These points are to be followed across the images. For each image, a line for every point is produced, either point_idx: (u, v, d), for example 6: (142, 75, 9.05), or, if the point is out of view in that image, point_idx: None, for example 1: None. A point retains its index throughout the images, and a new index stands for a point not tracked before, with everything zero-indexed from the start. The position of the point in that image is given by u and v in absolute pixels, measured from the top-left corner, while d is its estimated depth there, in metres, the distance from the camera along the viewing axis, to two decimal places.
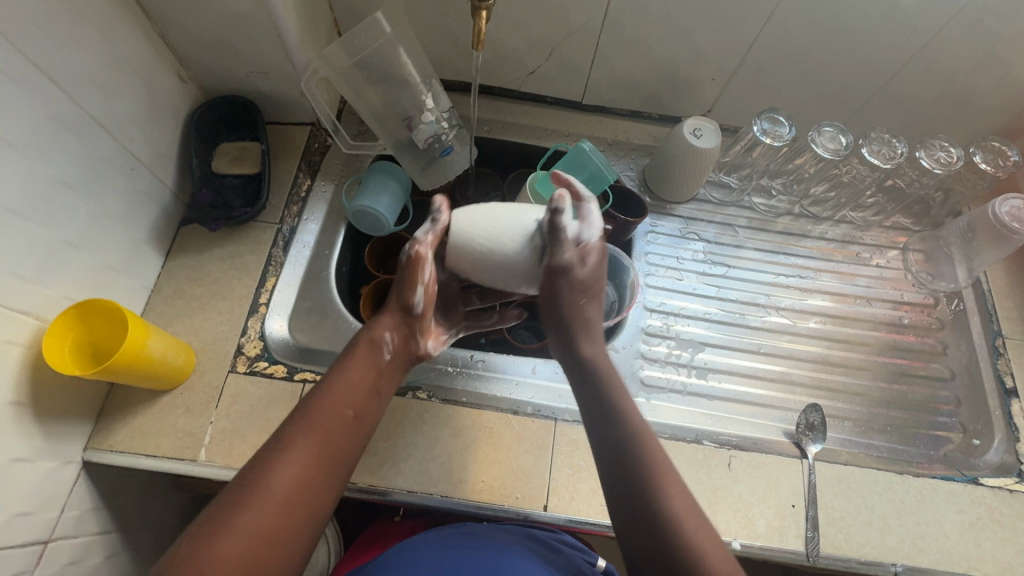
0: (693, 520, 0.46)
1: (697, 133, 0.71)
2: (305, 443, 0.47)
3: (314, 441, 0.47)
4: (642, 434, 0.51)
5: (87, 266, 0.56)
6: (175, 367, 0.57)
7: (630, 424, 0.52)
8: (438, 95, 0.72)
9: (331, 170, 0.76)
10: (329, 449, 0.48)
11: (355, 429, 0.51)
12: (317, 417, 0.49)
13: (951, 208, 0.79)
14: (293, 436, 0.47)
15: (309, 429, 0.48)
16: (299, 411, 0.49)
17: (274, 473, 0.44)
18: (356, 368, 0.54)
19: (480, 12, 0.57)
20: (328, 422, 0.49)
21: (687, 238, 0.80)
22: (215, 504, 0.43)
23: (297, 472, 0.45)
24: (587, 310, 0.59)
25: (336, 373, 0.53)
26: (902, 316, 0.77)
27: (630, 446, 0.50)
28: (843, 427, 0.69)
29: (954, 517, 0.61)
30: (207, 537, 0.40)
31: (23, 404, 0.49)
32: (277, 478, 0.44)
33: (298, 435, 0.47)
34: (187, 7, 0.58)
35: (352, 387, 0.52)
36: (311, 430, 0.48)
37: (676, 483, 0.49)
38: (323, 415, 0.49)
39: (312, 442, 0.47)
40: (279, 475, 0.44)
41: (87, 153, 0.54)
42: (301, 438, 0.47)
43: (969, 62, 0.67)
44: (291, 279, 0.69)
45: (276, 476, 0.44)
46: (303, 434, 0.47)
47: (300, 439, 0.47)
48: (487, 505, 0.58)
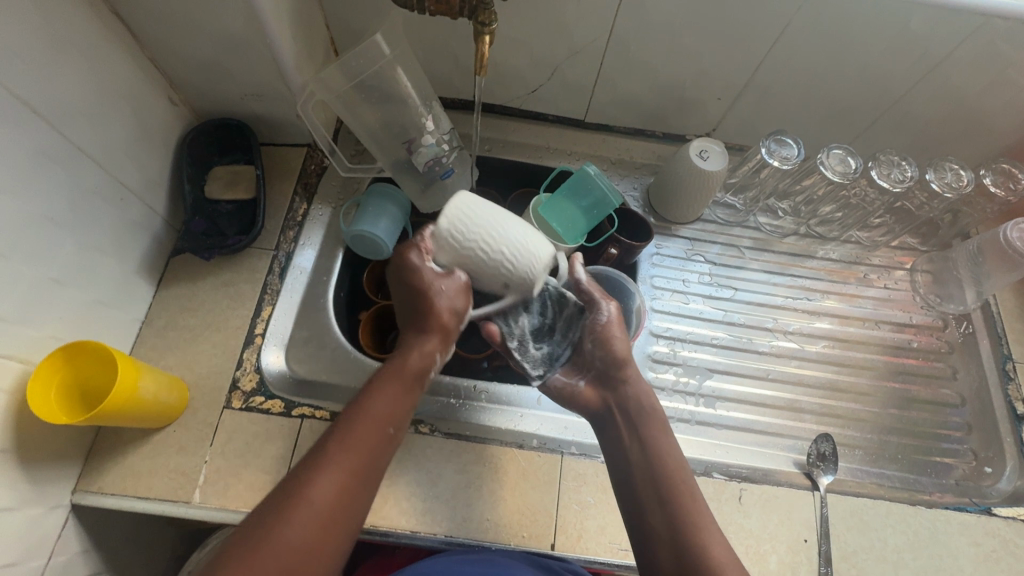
0: (719, 558, 0.49)
1: (704, 155, 0.69)
2: (345, 458, 0.46)
3: (354, 455, 0.47)
4: (676, 501, 0.53)
5: (74, 302, 0.53)
6: (168, 405, 0.55)
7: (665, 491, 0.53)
8: (438, 117, 0.71)
9: (327, 192, 0.74)
10: (369, 464, 0.47)
11: (392, 444, 0.50)
12: (355, 429, 0.48)
13: (959, 229, 0.78)
14: (333, 449, 0.46)
15: (347, 441, 0.47)
16: (339, 421, 0.49)
17: (315, 486, 0.44)
18: (392, 381, 0.52)
19: (483, 37, 0.56)
20: (369, 437, 0.48)
21: (692, 259, 0.78)
22: (261, 514, 0.43)
23: (338, 485, 0.45)
24: (590, 397, 0.61)
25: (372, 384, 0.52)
26: (910, 340, 0.75)
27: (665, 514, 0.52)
28: (853, 456, 0.68)
29: (969, 549, 0.60)
30: (249, 551, 0.40)
31: (8, 452, 0.47)
32: (317, 491, 0.44)
33: (338, 449, 0.47)
34: (177, 30, 0.56)
35: (391, 379, 0.52)
36: (349, 443, 0.47)
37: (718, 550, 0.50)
38: (363, 429, 0.48)
39: (354, 457, 0.47)
40: (320, 487, 0.44)
41: (74, 185, 0.52)
42: (340, 451, 0.46)
43: (979, 84, 0.66)
44: (287, 307, 0.67)
45: (317, 490, 0.44)
46: (342, 448, 0.47)
47: (343, 451, 0.47)
48: (493, 544, 0.56)
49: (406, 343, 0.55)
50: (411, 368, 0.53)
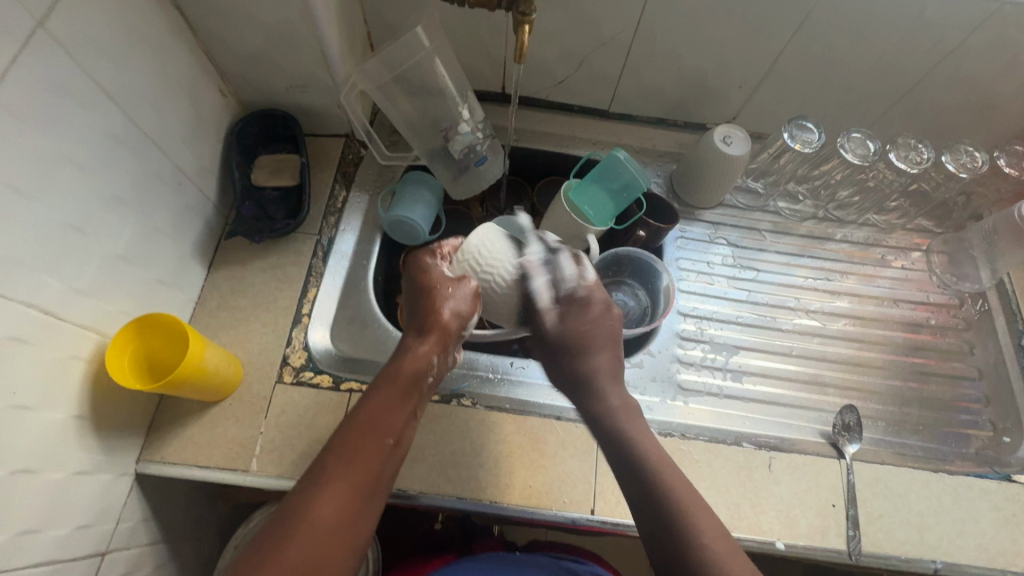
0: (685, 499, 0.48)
1: (727, 141, 0.72)
2: (347, 472, 0.44)
3: (354, 470, 0.44)
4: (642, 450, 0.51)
5: (139, 280, 0.56)
6: (227, 378, 0.58)
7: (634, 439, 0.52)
8: (472, 107, 0.74)
9: (365, 181, 0.77)
10: (370, 479, 0.45)
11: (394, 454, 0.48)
12: (356, 440, 0.46)
13: (973, 211, 0.81)
14: (332, 463, 0.44)
15: (347, 456, 0.45)
16: (338, 433, 0.47)
17: (315, 503, 0.42)
18: (392, 387, 0.50)
19: (523, 26, 0.58)
20: (368, 451, 0.46)
21: (715, 242, 0.81)
22: (262, 536, 0.41)
23: (338, 502, 0.43)
24: None
25: (372, 392, 0.50)
26: (928, 317, 0.78)
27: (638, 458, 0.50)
28: (876, 427, 0.71)
29: (991, 514, 0.62)
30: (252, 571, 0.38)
31: (85, 418, 0.50)
32: (319, 510, 0.42)
33: (338, 463, 0.45)
34: (233, 23, 0.59)
35: (387, 382, 0.51)
36: (349, 456, 0.45)
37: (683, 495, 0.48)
38: (363, 440, 0.46)
39: (355, 472, 0.44)
40: (321, 504, 0.42)
41: (141, 169, 0.55)
42: (341, 467, 0.44)
43: (992, 69, 0.69)
44: (331, 289, 0.70)
45: (318, 510, 0.42)
46: (342, 463, 0.45)
47: (342, 466, 0.44)
48: (535, 509, 0.59)
49: (406, 345, 0.54)
50: (414, 373, 0.52)
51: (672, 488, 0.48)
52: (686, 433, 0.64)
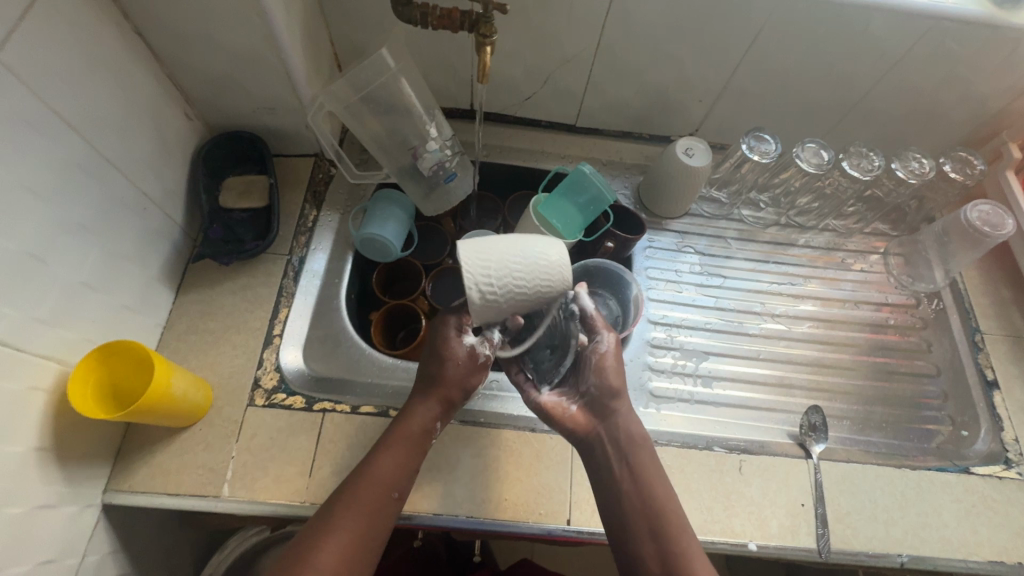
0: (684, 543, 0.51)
1: (689, 153, 0.75)
2: (353, 521, 0.50)
3: (359, 522, 0.50)
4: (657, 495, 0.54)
5: (104, 306, 0.56)
6: (196, 404, 0.58)
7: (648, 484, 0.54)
8: (440, 124, 0.75)
9: (335, 200, 0.78)
10: (372, 532, 0.50)
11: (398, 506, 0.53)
12: (363, 494, 0.51)
13: (925, 214, 0.85)
14: (344, 513, 0.50)
15: (354, 509, 0.50)
16: (349, 483, 0.52)
17: (321, 554, 0.47)
18: (399, 446, 0.55)
19: (484, 48, 0.60)
20: (374, 504, 0.51)
21: (682, 251, 0.83)
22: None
23: (339, 552, 0.48)
24: (578, 419, 0.60)
25: (381, 443, 0.55)
26: (888, 317, 0.81)
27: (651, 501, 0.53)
28: (842, 425, 0.73)
29: (952, 506, 0.64)
30: None
31: (47, 450, 0.49)
32: (320, 560, 0.47)
33: (349, 514, 0.50)
34: (195, 48, 0.60)
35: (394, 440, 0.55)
36: (357, 508, 0.50)
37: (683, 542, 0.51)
38: (368, 495, 0.51)
39: (358, 523, 0.50)
40: (325, 554, 0.48)
41: (104, 196, 0.55)
42: (346, 519, 0.49)
43: (933, 80, 0.73)
44: (302, 308, 0.69)
45: (320, 558, 0.47)
46: (351, 513, 0.50)
47: (349, 518, 0.50)
48: (512, 522, 0.59)
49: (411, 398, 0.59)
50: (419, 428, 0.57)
51: (677, 530, 0.52)
52: (658, 439, 0.65)
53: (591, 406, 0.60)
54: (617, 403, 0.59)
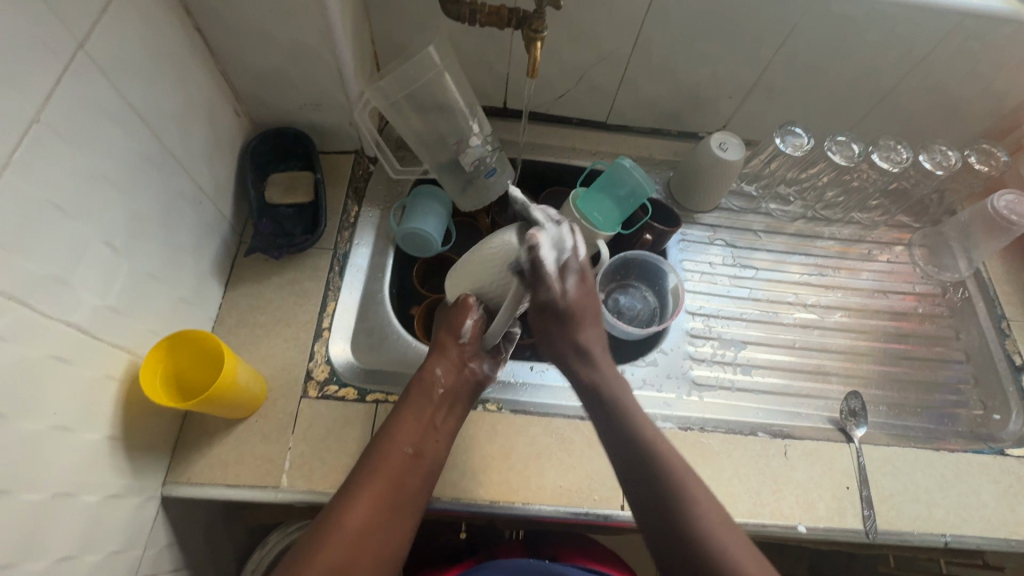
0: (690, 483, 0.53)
1: (723, 147, 0.76)
2: (374, 485, 0.51)
3: (379, 483, 0.52)
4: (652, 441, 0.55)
5: (165, 298, 0.56)
6: (254, 396, 0.58)
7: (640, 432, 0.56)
8: (481, 121, 0.76)
9: (376, 196, 0.78)
10: (394, 493, 0.52)
11: (416, 465, 0.54)
12: (380, 458, 0.53)
13: (947, 207, 0.87)
14: (367, 476, 0.52)
15: (376, 471, 0.52)
16: (370, 450, 0.55)
17: (345, 517, 0.49)
18: (412, 408, 0.57)
19: (535, 43, 0.62)
20: (392, 464, 0.53)
21: (714, 244, 0.85)
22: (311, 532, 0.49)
23: (363, 514, 0.50)
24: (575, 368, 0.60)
25: (396, 412, 0.57)
26: (915, 306, 0.83)
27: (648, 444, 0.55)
28: (878, 411, 0.75)
29: (990, 486, 0.66)
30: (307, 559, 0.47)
31: (117, 439, 0.49)
32: (347, 520, 0.49)
33: (370, 478, 0.52)
34: (251, 43, 0.61)
35: (411, 401, 0.58)
36: (374, 472, 0.52)
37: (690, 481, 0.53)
38: (385, 454, 0.53)
39: (377, 483, 0.52)
40: (349, 518, 0.49)
41: (166, 188, 0.55)
42: (368, 481, 0.51)
43: (959, 75, 0.75)
44: (349, 302, 0.70)
45: (348, 519, 0.49)
46: (370, 477, 0.52)
47: (368, 483, 0.51)
48: (568, 508, 0.60)
49: (423, 367, 0.61)
50: (436, 389, 0.59)
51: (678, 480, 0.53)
52: (704, 426, 0.66)
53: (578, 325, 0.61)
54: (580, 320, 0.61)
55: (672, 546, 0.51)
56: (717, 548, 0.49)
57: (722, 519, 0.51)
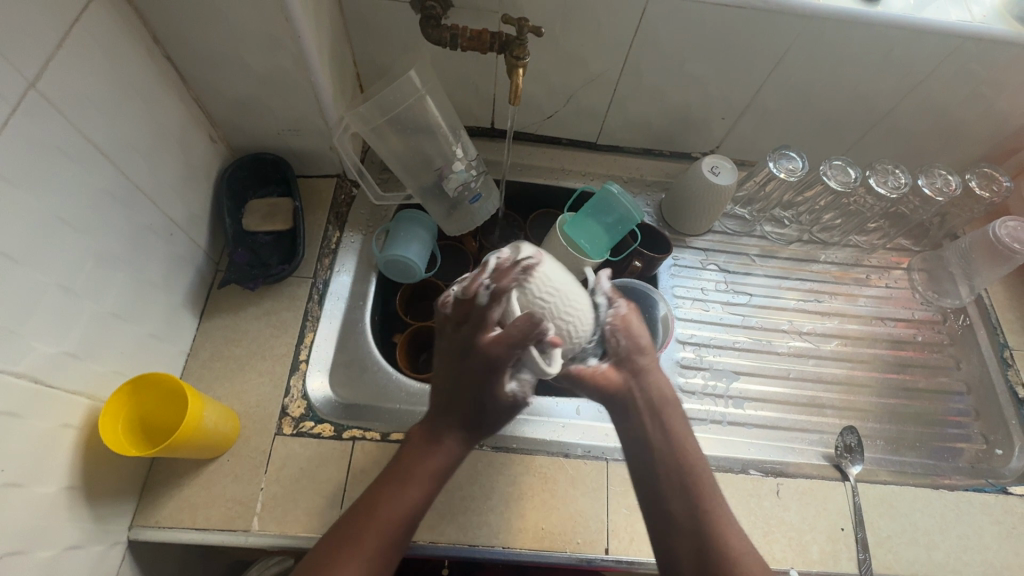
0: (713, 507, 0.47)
1: (715, 171, 0.74)
2: (367, 544, 0.44)
3: (377, 540, 0.44)
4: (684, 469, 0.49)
5: (131, 336, 0.54)
6: (225, 435, 0.56)
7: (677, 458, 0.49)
8: (466, 145, 0.73)
9: (358, 220, 0.77)
10: (393, 548, 0.45)
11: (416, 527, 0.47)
12: (379, 510, 0.45)
13: (948, 230, 0.85)
14: (360, 531, 0.44)
15: (371, 526, 0.44)
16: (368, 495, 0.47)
17: (337, 572, 0.42)
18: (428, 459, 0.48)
19: (517, 69, 0.60)
20: (390, 520, 0.45)
21: (706, 268, 0.83)
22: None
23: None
24: (611, 376, 0.53)
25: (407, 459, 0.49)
26: (914, 334, 0.81)
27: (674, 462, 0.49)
28: (875, 446, 0.72)
29: (992, 527, 0.63)
30: None
31: (76, 487, 0.47)
32: None
33: (364, 532, 0.44)
34: (223, 71, 0.59)
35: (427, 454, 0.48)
36: (370, 527, 0.44)
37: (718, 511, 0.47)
38: (395, 509, 0.45)
39: (378, 539, 0.44)
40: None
41: (133, 224, 0.54)
42: (369, 535, 0.44)
43: (959, 98, 0.73)
44: (327, 332, 0.68)
45: (341, 574, 0.42)
46: (364, 532, 0.44)
47: (369, 533, 0.44)
48: (548, 552, 0.58)
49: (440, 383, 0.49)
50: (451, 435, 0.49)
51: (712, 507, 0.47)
52: None
53: (620, 363, 0.54)
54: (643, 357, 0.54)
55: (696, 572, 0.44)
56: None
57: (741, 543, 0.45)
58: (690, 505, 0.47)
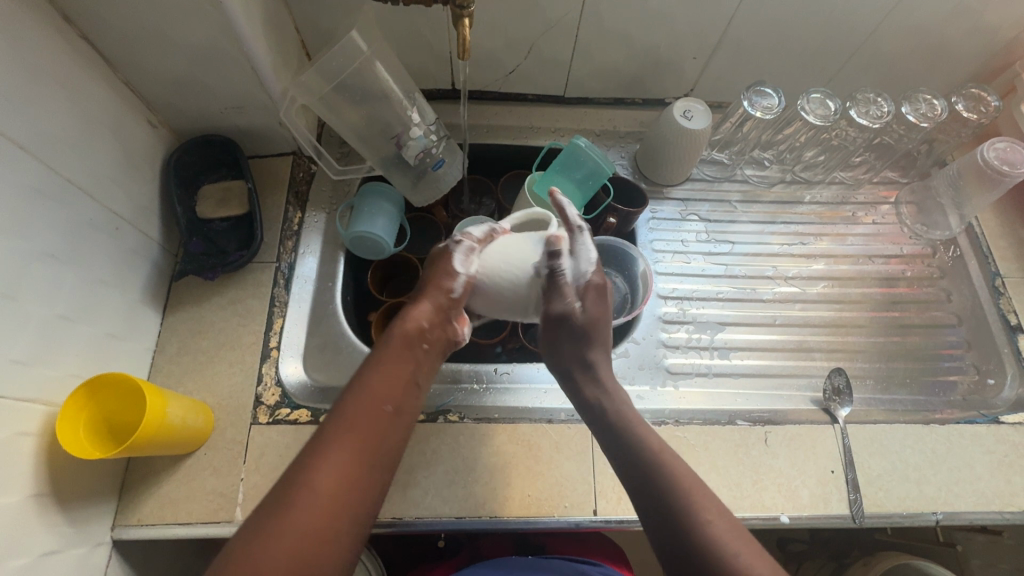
0: (706, 503, 0.45)
1: (688, 115, 0.70)
2: (347, 441, 0.43)
3: (353, 439, 0.43)
4: (663, 455, 0.49)
5: (86, 338, 0.53)
6: (197, 429, 0.55)
7: (649, 450, 0.50)
8: (422, 109, 0.69)
9: (320, 198, 0.74)
10: (376, 446, 0.44)
11: (397, 421, 0.47)
12: (354, 414, 0.45)
13: (936, 157, 0.81)
14: (335, 434, 0.43)
15: (348, 424, 0.44)
16: (337, 404, 0.46)
17: (318, 471, 0.41)
18: (391, 360, 0.49)
19: (463, 20, 0.55)
20: (368, 420, 0.45)
21: (687, 219, 0.80)
22: (263, 509, 0.40)
23: (344, 468, 0.42)
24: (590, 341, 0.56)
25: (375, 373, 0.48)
26: (903, 269, 0.78)
27: (650, 464, 0.49)
28: (865, 386, 0.71)
29: (984, 457, 0.63)
30: (265, 531, 0.38)
31: (44, 494, 0.47)
32: (322, 476, 0.41)
33: (340, 435, 0.43)
34: (148, 49, 0.55)
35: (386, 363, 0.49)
36: (349, 428, 0.44)
37: (707, 501, 0.46)
38: (366, 410, 0.45)
39: (353, 438, 0.43)
40: (324, 475, 0.41)
41: (70, 221, 0.51)
42: (341, 435, 0.43)
43: (942, 14, 0.68)
44: (297, 316, 0.66)
45: (322, 473, 0.41)
46: (339, 434, 0.43)
47: (343, 434, 0.43)
48: (536, 518, 0.57)
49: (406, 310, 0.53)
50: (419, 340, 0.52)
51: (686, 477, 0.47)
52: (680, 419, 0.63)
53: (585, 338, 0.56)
54: (597, 334, 0.56)
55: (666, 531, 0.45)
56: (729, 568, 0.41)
57: (725, 512, 0.45)
58: (663, 473, 0.48)
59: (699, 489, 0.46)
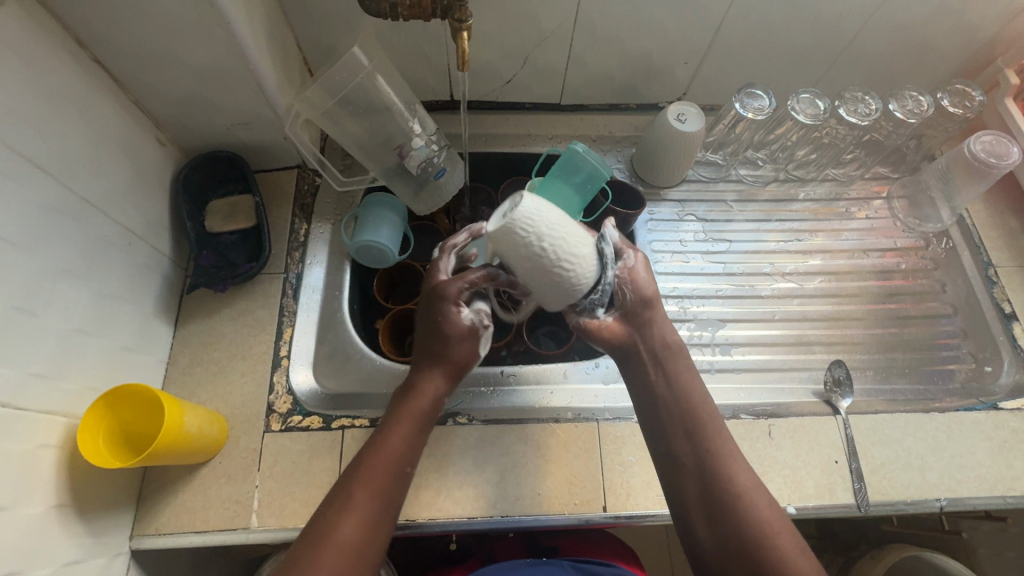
0: (742, 483, 0.47)
1: (682, 118, 0.72)
2: (361, 497, 0.46)
3: (369, 496, 0.46)
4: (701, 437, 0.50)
5: (102, 352, 0.54)
6: (213, 438, 0.56)
7: (689, 432, 0.51)
8: (423, 119, 0.71)
9: (325, 210, 0.75)
10: (387, 501, 0.47)
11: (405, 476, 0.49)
12: (370, 469, 0.48)
13: (925, 152, 0.83)
14: (350, 490, 0.46)
15: (364, 480, 0.47)
16: (354, 461, 0.49)
17: (336, 527, 0.44)
18: (405, 413, 0.52)
19: (461, 33, 0.57)
20: (382, 473, 0.48)
21: (684, 220, 0.81)
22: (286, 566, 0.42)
23: (360, 525, 0.45)
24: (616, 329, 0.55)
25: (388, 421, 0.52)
26: (898, 262, 0.80)
27: (691, 452, 0.50)
28: (864, 377, 0.73)
29: (984, 443, 0.64)
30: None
31: (66, 504, 0.48)
32: (340, 533, 0.44)
33: (355, 490, 0.46)
34: (157, 70, 0.57)
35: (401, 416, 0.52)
36: (364, 486, 0.47)
37: (744, 478, 0.48)
38: (379, 463, 0.48)
39: (369, 494, 0.46)
40: (342, 530, 0.44)
41: (85, 237, 0.52)
42: (357, 492, 0.46)
43: (923, 14, 0.71)
44: (306, 325, 0.67)
45: (341, 531, 0.44)
46: (354, 490, 0.46)
47: (360, 491, 0.46)
48: (547, 516, 0.58)
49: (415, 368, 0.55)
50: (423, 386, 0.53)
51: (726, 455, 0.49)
52: None
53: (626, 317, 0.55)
54: (651, 311, 0.55)
55: (702, 510, 0.47)
56: (770, 549, 0.44)
57: (763, 491, 0.47)
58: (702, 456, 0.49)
59: (741, 467, 0.48)
